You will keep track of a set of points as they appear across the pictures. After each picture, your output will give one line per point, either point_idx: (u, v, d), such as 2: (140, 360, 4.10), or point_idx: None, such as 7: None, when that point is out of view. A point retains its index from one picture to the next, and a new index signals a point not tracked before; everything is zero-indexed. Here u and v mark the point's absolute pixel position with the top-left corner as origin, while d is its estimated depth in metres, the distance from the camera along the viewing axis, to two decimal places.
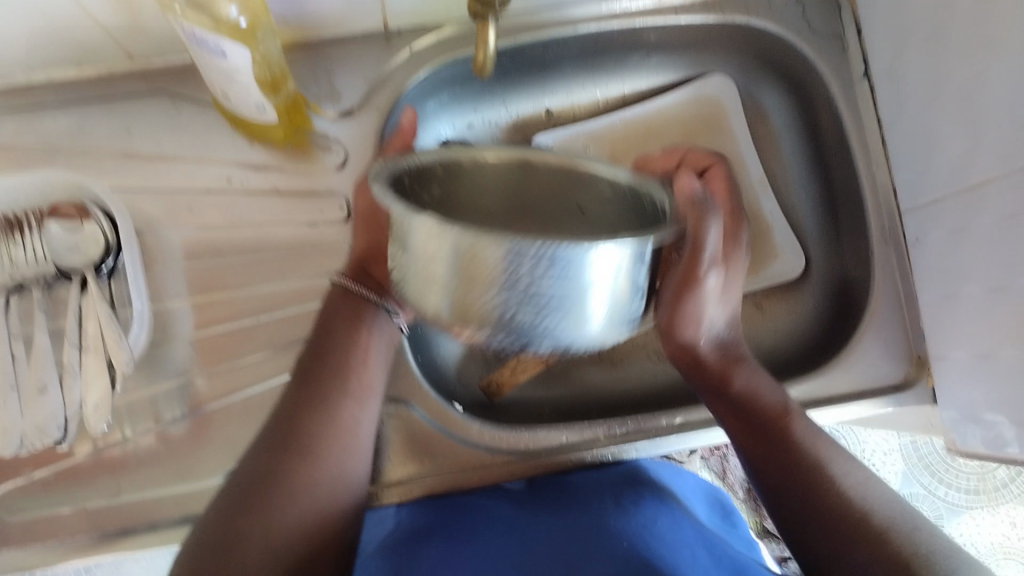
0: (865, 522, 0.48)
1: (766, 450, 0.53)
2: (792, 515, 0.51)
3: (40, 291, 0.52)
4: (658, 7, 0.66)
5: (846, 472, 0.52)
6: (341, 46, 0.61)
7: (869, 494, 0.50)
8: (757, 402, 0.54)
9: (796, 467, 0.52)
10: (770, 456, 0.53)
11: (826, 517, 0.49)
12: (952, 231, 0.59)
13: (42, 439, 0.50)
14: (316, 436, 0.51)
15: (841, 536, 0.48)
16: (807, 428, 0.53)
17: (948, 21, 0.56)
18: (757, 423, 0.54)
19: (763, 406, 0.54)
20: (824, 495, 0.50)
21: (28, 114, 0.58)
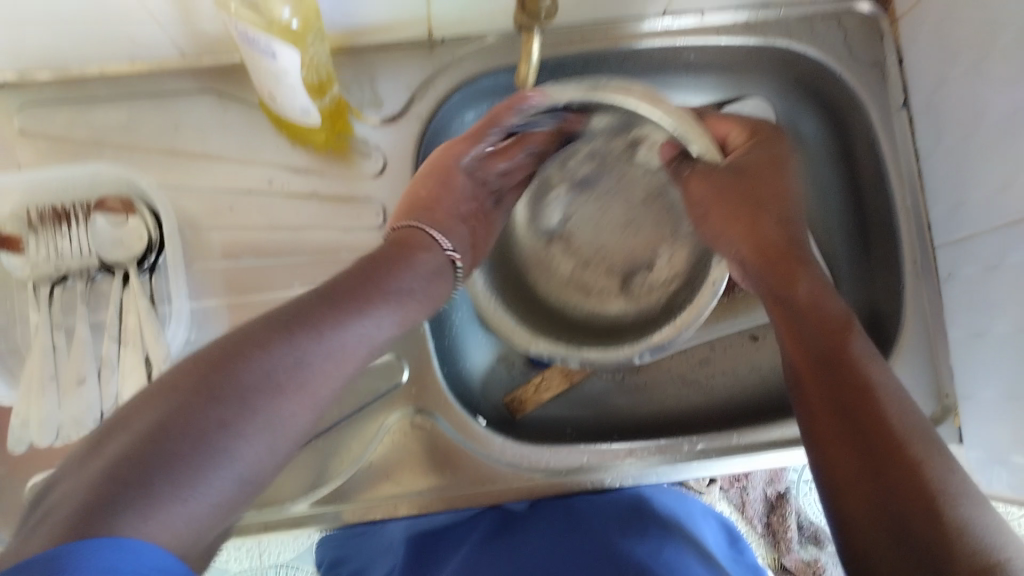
0: (883, 427, 0.42)
1: (802, 357, 0.48)
2: (819, 431, 0.45)
3: (82, 283, 0.53)
4: (700, 28, 0.66)
5: (908, 417, 0.43)
6: (386, 53, 0.61)
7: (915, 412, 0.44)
8: (789, 323, 0.50)
9: (846, 411, 0.44)
10: (813, 387, 0.46)
11: (853, 433, 0.43)
12: (986, 266, 0.59)
13: (78, 431, 0.49)
14: (224, 400, 0.35)
15: (865, 477, 0.41)
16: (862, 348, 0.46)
17: (989, 56, 0.56)
18: (798, 341, 0.48)
19: (808, 319, 0.49)
20: (890, 448, 0.41)
21: (76, 107, 0.58)
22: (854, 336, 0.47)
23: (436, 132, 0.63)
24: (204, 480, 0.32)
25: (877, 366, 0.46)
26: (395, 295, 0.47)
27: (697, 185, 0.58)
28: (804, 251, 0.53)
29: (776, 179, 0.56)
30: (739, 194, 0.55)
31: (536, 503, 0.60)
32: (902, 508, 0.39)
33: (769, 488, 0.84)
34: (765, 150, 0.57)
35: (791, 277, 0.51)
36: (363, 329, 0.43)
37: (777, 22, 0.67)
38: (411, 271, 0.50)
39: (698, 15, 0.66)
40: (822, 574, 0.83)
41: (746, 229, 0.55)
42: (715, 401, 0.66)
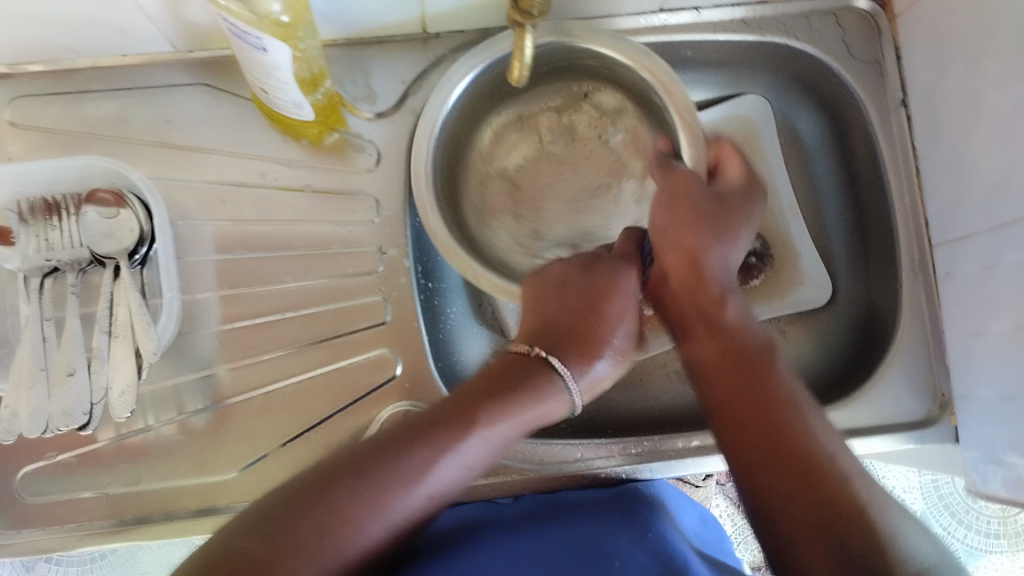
0: (812, 454, 0.43)
1: (713, 356, 0.49)
2: (768, 484, 0.43)
3: (74, 274, 0.53)
4: (696, 24, 0.66)
5: (829, 440, 0.45)
6: (380, 47, 0.61)
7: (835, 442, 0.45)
8: (711, 334, 0.50)
9: (773, 435, 0.45)
10: (739, 398, 0.47)
11: (770, 452, 0.44)
12: (982, 266, 0.59)
13: (67, 423, 0.49)
14: (298, 546, 0.39)
15: (804, 496, 0.42)
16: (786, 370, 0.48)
17: (988, 55, 0.56)
18: (714, 349, 0.49)
19: (733, 338, 0.49)
20: (827, 487, 0.42)
21: (70, 100, 0.58)
22: (775, 360, 0.49)
23: None
24: (365, 525, 0.41)
25: (791, 385, 0.47)
26: (489, 431, 0.45)
27: (671, 185, 0.52)
28: (732, 286, 0.52)
29: (744, 216, 0.53)
30: (703, 217, 0.51)
31: (522, 496, 0.59)
32: (840, 526, 0.40)
33: None
34: (748, 197, 0.54)
35: (717, 299, 0.50)
36: (480, 441, 0.45)
37: (775, 19, 0.67)
38: (527, 412, 0.46)
39: (694, 11, 0.65)
40: None
41: (685, 238, 0.51)
42: None
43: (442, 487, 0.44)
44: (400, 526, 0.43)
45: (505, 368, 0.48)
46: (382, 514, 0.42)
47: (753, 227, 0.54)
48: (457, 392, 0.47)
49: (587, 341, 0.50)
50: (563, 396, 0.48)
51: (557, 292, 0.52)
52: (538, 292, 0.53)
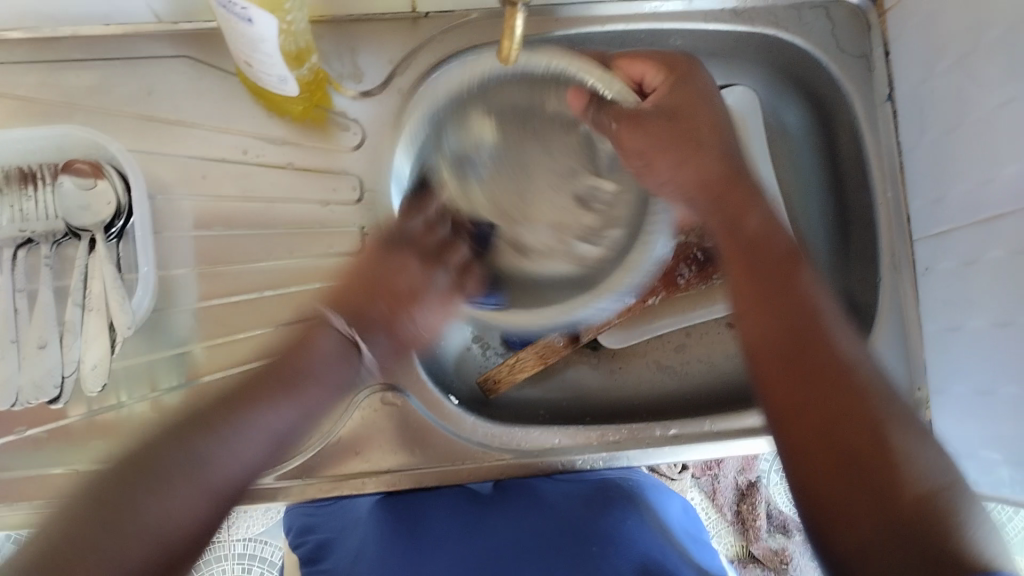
0: (842, 375, 0.44)
1: (754, 305, 0.48)
2: (785, 420, 0.44)
3: (48, 246, 0.52)
4: (688, 12, 0.66)
5: (872, 379, 0.45)
6: (368, 25, 0.60)
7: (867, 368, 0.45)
8: (748, 270, 0.50)
9: (811, 374, 0.44)
10: (765, 334, 0.47)
11: (813, 382, 0.44)
12: (963, 262, 0.59)
13: (37, 396, 0.49)
14: (151, 486, 0.40)
15: (822, 416, 0.43)
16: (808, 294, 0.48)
17: (976, 51, 0.56)
18: (746, 280, 0.49)
19: (756, 252, 0.50)
20: (863, 425, 0.42)
21: (48, 67, 0.57)
22: (800, 268, 0.49)
23: None
24: (168, 497, 0.40)
25: (821, 298, 0.48)
26: (300, 398, 0.47)
27: (628, 138, 0.52)
28: (743, 175, 0.53)
29: (703, 100, 0.55)
30: (674, 132, 0.52)
31: (500, 484, 0.59)
32: (849, 428, 0.42)
33: (741, 477, 0.84)
34: (688, 82, 0.55)
35: (741, 207, 0.52)
36: (288, 413, 0.46)
37: (766, 10, 0.67)
38: (300, 403, 0.47)
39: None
40: (789, 564, 0.82)
41: (685, 154, 0.52)
42: (693, 388, 0.65)
43: (251, 453, 0.44)
44: (229, 492, 0.43)
45: (309, 344, 0.50)
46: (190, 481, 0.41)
47: (715, 96, 0.56)
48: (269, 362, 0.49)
49: (396, 301, 0.54)
50: (356, 374, 0.51)
51: (390, 272, 0.55)
52: (378, 262, 0.55)
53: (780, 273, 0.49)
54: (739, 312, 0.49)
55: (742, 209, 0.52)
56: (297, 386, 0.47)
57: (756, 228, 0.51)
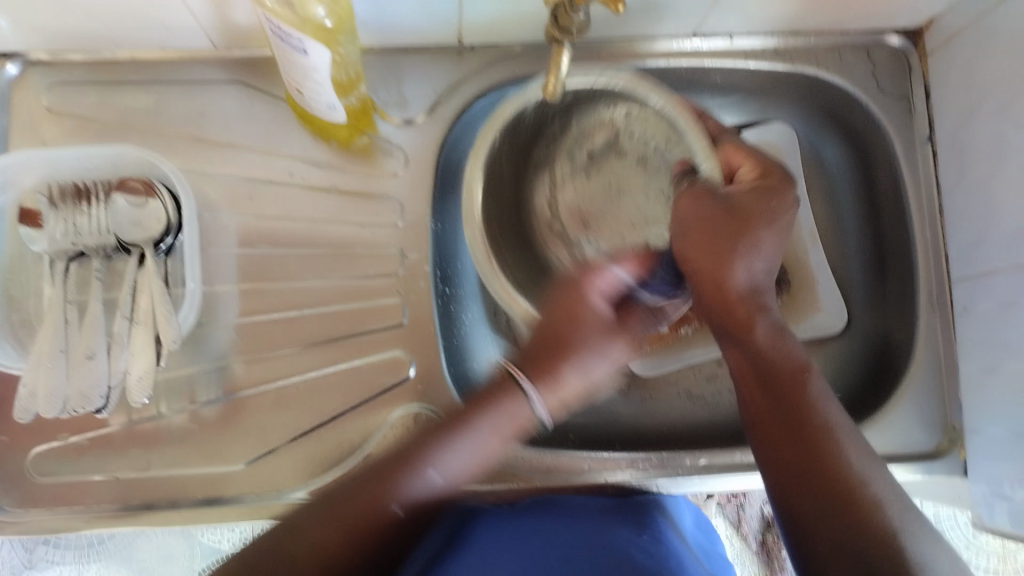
0: (848, 485, 0.44)
1: (765, 420, 0.47)
2: (784, 492, 0.45)
3: (99, 261, 0.54)
4: (728, 50, 0.66)
5: (868, 466, 0.45)
6: (415, 55, 0.62)
7: (870, 460, 0.45)
8: (758, 383, 0.48)
9: (819, 486, 0.44)
10: (777, 448, 0.46)
11: (822, 491, 0.44)
12: (1002, 304, 0.58)
13: (84, 405, 0.50)
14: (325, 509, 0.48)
15: (833, 526, 0.43)
16: (823, 385, 0.47)
17: (1019, 97, 0.56)
18: (757, 392, 0.48)
19: (769, 368, 0.47)
20: (856, 502, 0.43)
21: (107, 89, 0.59)
22: (813, 383, 0.47)
23: (456, 137, 0.63)
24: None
25: (832, 410, 0.46)
26: (481, 435, 0.49)
27: (685, 206, 0.49)
28: (761, 295, 0.49)
29: (765, 216, 0.48)
30: (714, 234, 0.47)
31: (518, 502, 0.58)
32: (859, 534, 0.42)
33: (768, 507, 0.83)
34: (765, 194, 0.49)
35: (748, 323, 0.48)
36: (468, 446, 0.49)
37: (807, 50, 0.67)
38: (495, 422, 0.50)
39: (727, 38, 0.66)
40: None
41: (705, 268, 0.47)
42: (724, 417, 0.65)
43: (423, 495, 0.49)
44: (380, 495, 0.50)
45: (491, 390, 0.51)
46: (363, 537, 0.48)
47: (782, 226, 0.49)
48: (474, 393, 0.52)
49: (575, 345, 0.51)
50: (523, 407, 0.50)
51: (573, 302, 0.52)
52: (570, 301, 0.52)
53: (788, 371, 0.47)
54: (752, 422, 0.48)
55: (747, 308, 0.48)
56: (506, 413, 0.50)
57: (744, 288, 0.48)
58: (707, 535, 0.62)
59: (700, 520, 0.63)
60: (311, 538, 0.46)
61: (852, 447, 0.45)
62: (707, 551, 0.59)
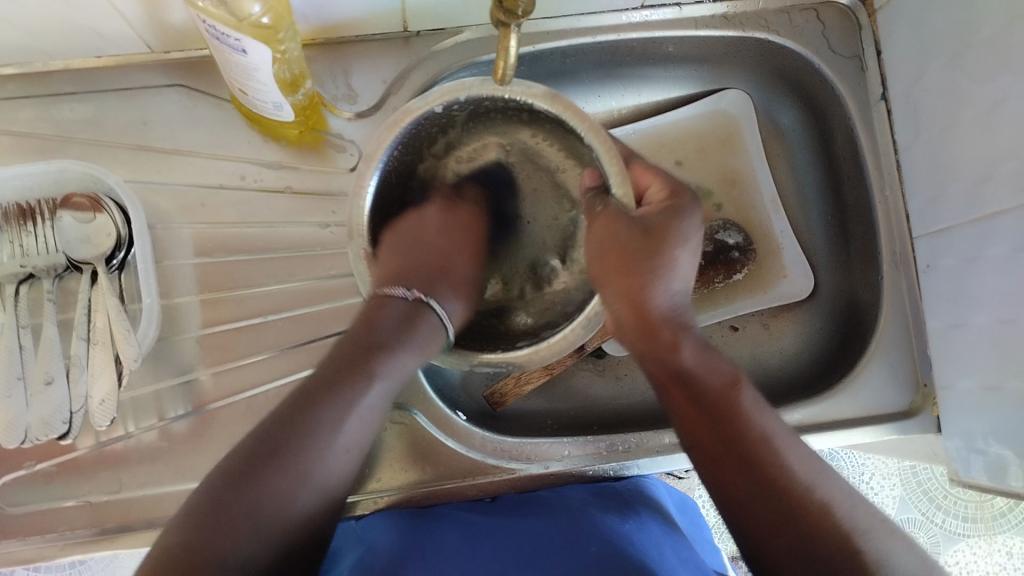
0: (795, 492, 0.44)
1: (705, 441, 0.47)
2: (735, 504, 0.46)
3: (51, 281, 0.52)
4: (678, 20, 0.66)
5: (811, 469, 0.45)
6: (361, 46, 0.60)
7: (813, 466, 0.46)
8: (691, 402, 0.48)
9: (767, 496, 0.44)
10: (722, 465, 0.46)
11: (772, 502, 0.44)
12: (966, 258, 0.59)
13: (47, 432, 0.48)
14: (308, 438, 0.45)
15: (785, 533, 0.43)
16: (752, 398, 0.48)
17: (970, 50, 0.56)
18: (693, 415, 0.48)
19: (698, 386, 0.48)
20: (802, 504, 0.43)
21: (44, 102, 0.57)
22: (743, 394, 0.48)
23: None
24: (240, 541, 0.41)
25: (766, 422, 0.47)
26: (390, 371, 0.49)
27: (600, 232, 0.48)
28: (680, 314, 0.50)
29: (680, 237, 0.50)
30: (633, 254, 0.48)
31: (500, 496, 0.58)
32: (810, 539, 0.42)
33: None
34: (674, 213, 0.50)
35: (672, 344, 0.49)
36: (380, 387, 0.49)
37: (756, 14, 0.67)
38: (413, 349, 0.50)
39: (676, 7, 0.65)
40: None
41: (623, 287, 0.48)
42: None
43: (356, 435, 0.47)
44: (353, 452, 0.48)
45: (376, 315, 0.51)
46: (311, 472, 0.45)
47: (694, 245, 0.50)
48: (347, 337, 0.50)
49: (450, 276, 0.58)
50: (438, 328, 0.52)
51: (414, 236, 0.58)
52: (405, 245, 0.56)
53: (716, 389, 0.48)
54: (693, 445, 0.48)
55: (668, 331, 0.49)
56: (404, 347, 0.50)
57: (662, 310, 0.49)
58: (691, 518, 0.63)
59: (682, 501, 0.65)
60: (272, 483, 0.43)
61: (792, 454, 0.46)
62: (691, 535, 0.60)
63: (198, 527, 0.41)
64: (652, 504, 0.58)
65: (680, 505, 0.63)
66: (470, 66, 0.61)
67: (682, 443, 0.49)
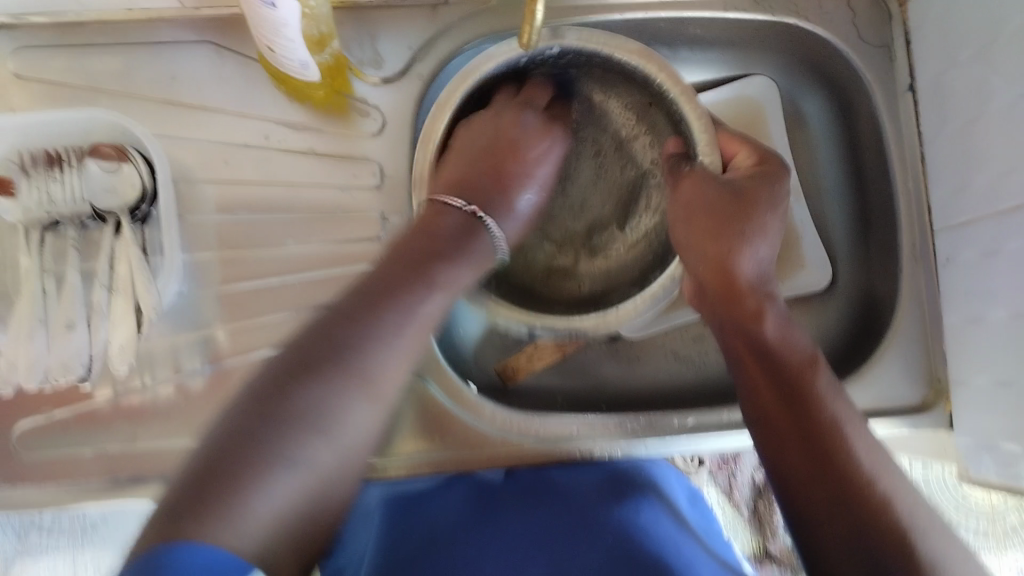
0: (861, 482, 0.43)
1: (772, 411, 0.47)
2: (791, 475, 0.45)
3: (73, 229, 0.52)
4: (707, 1, 0.65)
5: (877, 461, 0.44)
6: (389, 11, 0.60)
7: (881, 459, 0.45)
8: (765, 373, 0.48)
9: (828, 479, 0.43)
10: (785, 437, 0.46)
11: (833, 486, 0.43)
12: (986, 252, 0.58)
13: (66, 375, 0.50)
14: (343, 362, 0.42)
15: (843, 518, 0.42)
16: (830, 381, 0.48)
17: (1001, 42, 0.55)
18: (767, 385, 0.48)
19: (777, 356, 0.48)
20: (863, 499, 0.42)
21: (75, 53, 0.57)
22: (818, 373, 0.48)
23: (435, 96, 0.62)
24: (267, 486, 0.37)
25: (842, 404, 0.47)
26: (448, 283, 0.48)
27: (687, 191, 0.52)
28: (765, 284, 0.51)
29: (768, 201, 0.52)
30: (718, 218, 0.51)
31: (513, 472, 0.59)
32: (869, 533, 0.41)
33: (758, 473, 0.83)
34: (768, 179, 0.53)
35: (756, 312, 0.50)
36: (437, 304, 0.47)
37: None
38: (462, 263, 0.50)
39: None
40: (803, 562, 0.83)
41: (709, 250, 0.51)
42: (711, 376, 0.65)
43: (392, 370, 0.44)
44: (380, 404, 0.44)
45: (436, 221, 0.51)
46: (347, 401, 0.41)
47: (784, 211, 0.52)
48: (385, 271, 0.47)
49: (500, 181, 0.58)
50: (490, 247, 0.53)
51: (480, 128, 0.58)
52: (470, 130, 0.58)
53: (794, 361, 0.48)
54: (757, 416, 0.48)
55: (751, 295, 0.50)
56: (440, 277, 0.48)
57: (749, 276, 0.51)
58: (705, 511, 0.63)
59: (690, 489, 0.64)
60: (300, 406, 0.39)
61: (864, 444, 0.45)
62: (702, 526, 0.59)
63: (220, 454, 0.37)
64: (656, 488, 0.58)
65: (686, 488, 0.63)
66: (496, 38, 0.61)
67: (749, 416, 0.49)
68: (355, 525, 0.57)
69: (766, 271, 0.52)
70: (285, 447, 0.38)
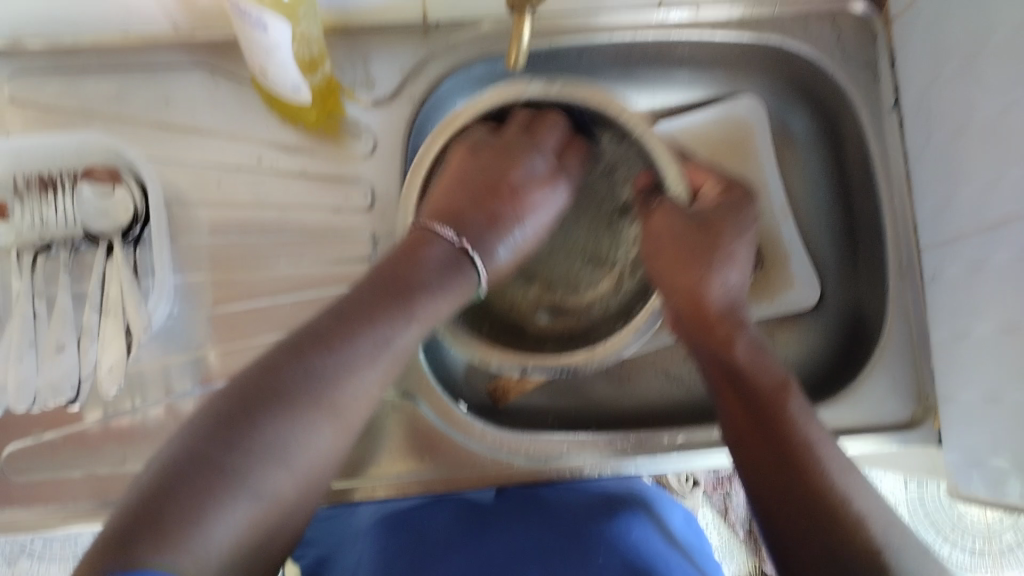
0: (835, 499, 0.43)
1: (746, 433, 0.47)
2: (767, 497, 0.45)
3: (66, 253, 0.52)
4: (694, 21, 0.66)
5: (849, 478, 0.44)
6: (381, 34, 0.61)
7: (854, 476, 0.45)
8: (737, 397, 0.49)
9: (798, 498, 0.44)
10: (758, 456, 0.46)
11: (806, 504, 0.43)
12: (971, 266, 0.59)
13: (55, 397, 0.49)
14: (314, 384, 0.41)
15: (814, 536, 0.42)
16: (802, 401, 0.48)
17: (982, 61, 0.56)
18: (741, 409, 0.48)
19: (751, 380, 0.49)
20: (837, 514, 0.42)
21: (68, 77, 0.58)
22: (790, 400, 0.47)
23: (426, 118, 0.63)
24: (221, 515, 0.36)
25: (814, 423, 0.47)
26: (426, 314, 0.46)
27: (655, 224, 0.53)
28: (737, 311, 0.52)
29: (733, 230, 0.53)
30: (690, 247, 0.52)
31: (503, 491, 0.59)
32: (842, 550, 0.41)
33: None
34: (732, 209, 0.54)
35: (727, 337, 0.50)
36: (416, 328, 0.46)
37: (771, 19, 0.67)
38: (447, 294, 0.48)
39: (693, 8, 0.66)
40: None
41: (680, 281, 0.51)
42: (702, 395, 0.66)
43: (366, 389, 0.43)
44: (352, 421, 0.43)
45: (422, 252, 0.49)
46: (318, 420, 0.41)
47: (748, 239, 0.54)
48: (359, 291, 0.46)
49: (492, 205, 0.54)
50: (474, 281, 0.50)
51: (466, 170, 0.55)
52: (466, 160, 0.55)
53: (766, 383, 0.48)
54: (734, 437, 0.49)
55: (723, 323, 0.51)
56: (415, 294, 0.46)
57: (720, 304, 0.51)
58: (696, 532, 0.63)
59: (683, 513, 0.64)
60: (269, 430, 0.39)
61: (835, 462, 0.45)
62: (689, 545, 0.60)
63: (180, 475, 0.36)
64: (646, 509, 0.59)
65: (680, 517, 0.62)
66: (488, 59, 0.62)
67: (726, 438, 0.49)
68: (345, 545, 0.57)
69: (737, 297, 0.52)
70: (249, 473, 0.37)
